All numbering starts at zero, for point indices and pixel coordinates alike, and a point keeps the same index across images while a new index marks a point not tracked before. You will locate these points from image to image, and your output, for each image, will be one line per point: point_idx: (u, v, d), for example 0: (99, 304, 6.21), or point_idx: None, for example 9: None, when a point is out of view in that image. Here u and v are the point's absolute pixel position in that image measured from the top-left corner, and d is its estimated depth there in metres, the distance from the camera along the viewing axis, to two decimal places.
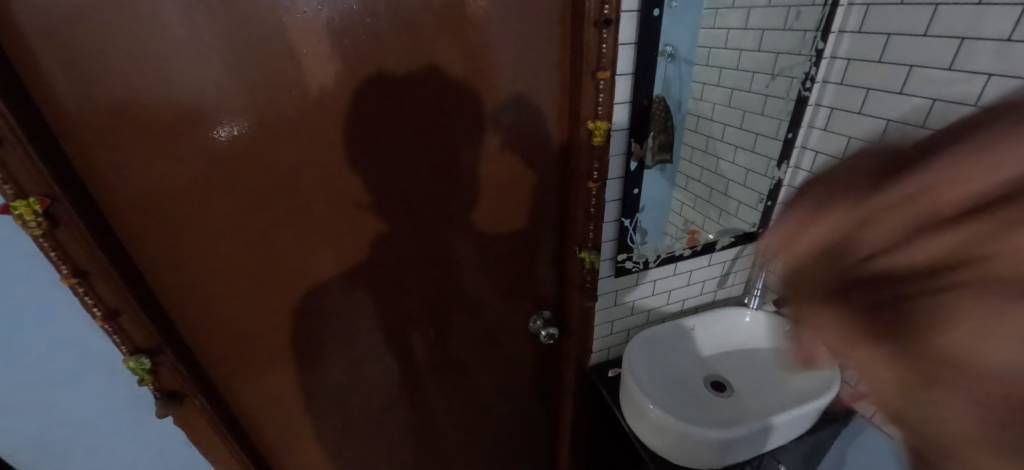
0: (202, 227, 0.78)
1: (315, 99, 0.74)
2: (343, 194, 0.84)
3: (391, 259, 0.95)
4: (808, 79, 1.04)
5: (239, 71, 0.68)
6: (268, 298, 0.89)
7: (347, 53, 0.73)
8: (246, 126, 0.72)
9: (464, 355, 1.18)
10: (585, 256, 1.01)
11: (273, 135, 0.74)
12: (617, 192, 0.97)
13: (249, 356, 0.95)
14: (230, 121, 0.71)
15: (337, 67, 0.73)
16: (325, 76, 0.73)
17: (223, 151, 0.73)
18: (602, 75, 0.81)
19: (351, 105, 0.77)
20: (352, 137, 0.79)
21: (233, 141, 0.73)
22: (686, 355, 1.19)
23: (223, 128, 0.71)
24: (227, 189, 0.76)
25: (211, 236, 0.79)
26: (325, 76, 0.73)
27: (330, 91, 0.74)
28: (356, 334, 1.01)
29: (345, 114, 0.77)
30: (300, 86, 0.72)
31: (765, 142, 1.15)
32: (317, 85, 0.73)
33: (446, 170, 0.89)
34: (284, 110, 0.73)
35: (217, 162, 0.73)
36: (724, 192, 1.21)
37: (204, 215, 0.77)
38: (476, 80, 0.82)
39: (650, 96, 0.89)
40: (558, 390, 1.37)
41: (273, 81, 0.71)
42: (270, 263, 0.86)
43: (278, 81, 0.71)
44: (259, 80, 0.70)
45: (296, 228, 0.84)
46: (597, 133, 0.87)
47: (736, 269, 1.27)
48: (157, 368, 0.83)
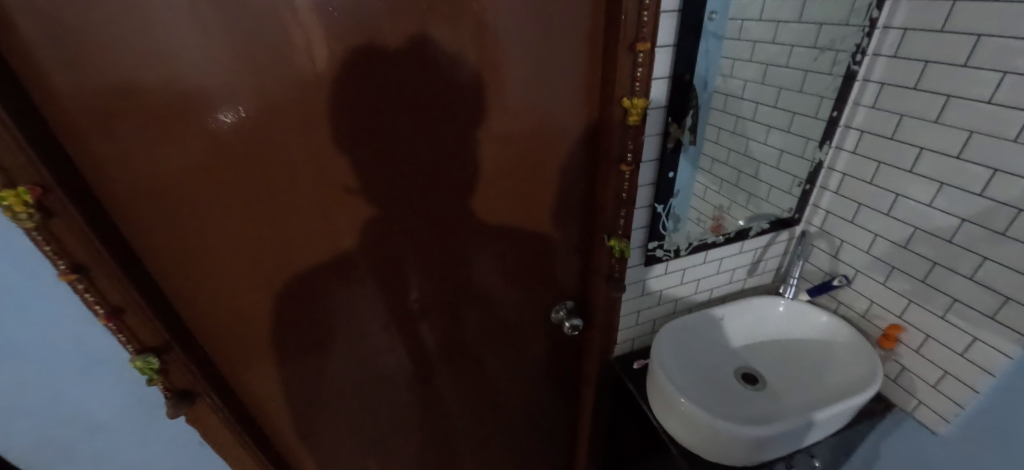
0: (211, 218, 0.73)
1: (329, 74, 0.68)
2: (359, 179, 0.78)
3: (409, 246, 0.90)
4: (859, 51, 0.95)
5: (244, 44, 0.61)
6: (281, 289, 0.85)
7: (362, 23, 0.65)
8: (245, 111, 0.66)
9: (483, 345, 1.13)
10: (615, 245, 0.95)
11: (282, 116, 0.68)
12: (651, 176, 0.90)
13: (262, 351, 0.91)
14: (234, 104, 0.65)
15: (350, 37, 0.66)
16: (338, 49, 0.66)
17: (229, 136, 0.67)
18: (642, 47, 0.73)
19: (367, 81, 0.70)
20: (367, 116, 0.73)
21: (241, 123, 0.66)
22: (715, 346, 1.14)
23: (226, 111, 0.65)
24: (234, 177, 0.70)
25: (219, 227, 0.74)
26: (338, 48, 0.66)
27: (343, 66, 0.68)
28: (372, 325, 0.97)
29: (359, 92, 0.70)
30: (310, 59, 0.65)
31: (802, 120, 1.10)
32: (329, 59, 0.66)
33: (467, 151, 0.83)
34: (293, 89, 0.67)
35: (219, 147, 0.67)
36: (753, 174, 1.18)
37: (211, 205, 0.71)
38: (500, 53, 0.75)
39: (690, 70, 0.82)
40: (577, 380, 1.33)
41: (281, 54, 0.64)
42: (283, 253, 0.81)
43: (286, 55, 0.64)
44: (266, 53, 0.63)
45: (309, 216, 0.78)
46: (634, 111, 0.78)
47: (768, 256, 1.20)
48: (167, 367, 0.78)
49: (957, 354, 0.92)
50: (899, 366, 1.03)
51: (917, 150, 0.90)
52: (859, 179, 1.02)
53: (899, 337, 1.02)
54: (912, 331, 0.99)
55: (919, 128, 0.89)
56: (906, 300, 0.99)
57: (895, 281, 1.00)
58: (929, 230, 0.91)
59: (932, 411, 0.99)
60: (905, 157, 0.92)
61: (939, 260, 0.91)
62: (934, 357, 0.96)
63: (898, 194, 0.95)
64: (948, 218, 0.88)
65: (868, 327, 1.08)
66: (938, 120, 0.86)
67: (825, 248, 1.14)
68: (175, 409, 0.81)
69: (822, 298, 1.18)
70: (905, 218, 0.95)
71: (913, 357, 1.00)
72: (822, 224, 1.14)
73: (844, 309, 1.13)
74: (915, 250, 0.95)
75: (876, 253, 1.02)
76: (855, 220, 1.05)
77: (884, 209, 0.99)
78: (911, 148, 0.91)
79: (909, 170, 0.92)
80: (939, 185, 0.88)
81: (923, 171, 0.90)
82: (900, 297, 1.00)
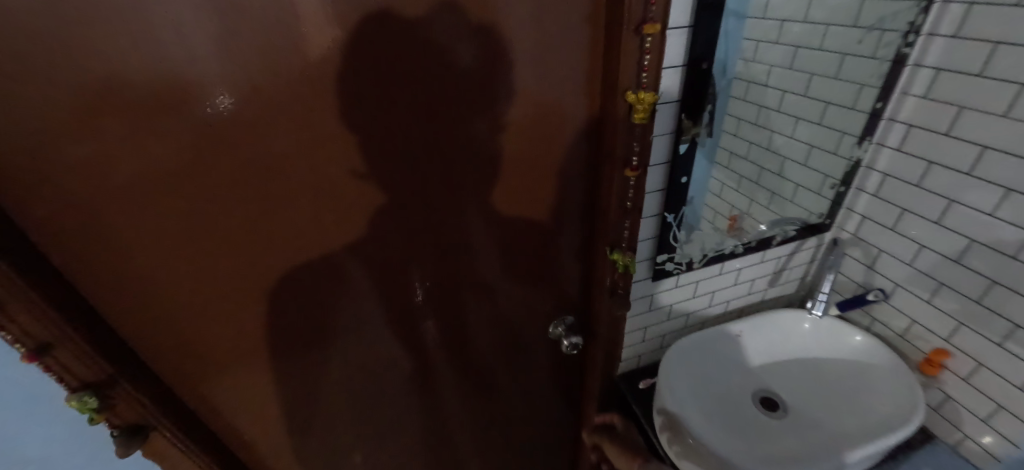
0: (160, 238, 0.62)
1: (269, 67, 0.54)
2: (318, 190, 0.66)
3: (385, 262, 0.79)
4: (913, 30, 0.80)
5: (156, 30, 0.48)
6: (236, 313, 0.74)
7: (305, 1, 0.52)
8: (234, 98, 0.55)
9: (476, 362, 1.04)
10: (617, 259, 0.82)
11: (236, 117, 0.56)
12: (660, 181, 0.77)
13: (226, 377, 0.81)
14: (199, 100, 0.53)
15: (288, 22, 0.53)
16: (273, 36, 0.53)
17: (182, 142, 0.55)
18: (651, 29, 0.59)
19: (319, 74, 0.57)
20: (318, 119, 0.60)
21: (188, 126, 0.55)
22: (732, 366, 1.02)
23: (194, 109, 0.54)
24: (192, 188, 0.59)
25: (177, 247, 0.63)
26: (278, 34, 0.53)
27: (279, 58, 0.54)
28: (346, 349, 0.87)
29: (306, 89, 0.58)
30: (243, 49, 0.52)
31: (839, 112, 0.96)
32: (268, 47, 0.53)
33: (444, 155, 0.71)
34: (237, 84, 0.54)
35: (199, 141, 0.56)
36: (777, 171, 1.06)
37: (165, 222, 0.61)
38: (480, 38, 0.62)
39: (709, 57, 0.68)
40: (579, 394, 1.23)
41: (205, 44, 0.51)
42: (237, 274, 0.70)
43: (207, 46, 0.51)
44: (188, 43, 0.50)
45: (262, 233, 0.67)
46: (640, 107, 0.65)
47: (793, 264, 1.07)
48: (112, 402, 0.69)
49: (1016, 387, 0.79)
50: (943, 395, 0.91)
51: (977, 149, 0.76)
52: (903, 180, 0.88)
53: (945, 362, 0.89)
54: (961, 358, 0.86)
55: (982, 124, 0.74)
56: (955, 322, 0.86)
57: (943, 299, 0.87)
58: (988, 244, 0.78)
59: (979, 448, 0.87)
60: (962, 157, 0.78)
61: (999, 279, 0.77)
62: (986, 388, 0.83)
63: (951, 200, 0.81)
64: (1014, 230, 0.74)
65: (909, 350, 0.96)
66: (1006, 114, 0.71)
67: (859, 257, 1.00)
68: (124, 449, 0.71)
69: (854, 314, 1.05)
70: (959, 229, 0.81)
71: (961, 386, 0.87)
72: (856, 231, 1.00)
73: (879, 326, 1.00)
74: (970, 265, 0.81)
75: (921, 266, 0.89)
76: (897, 227, 0.92)
77: (933, 217, 0.85)
78: (970, 146, 0.77)
79: (967, 172, 0.78)
80: (1004, 191, 0.73)
81: (985, 175, 0.76)
82: (948, 318, 0.87)
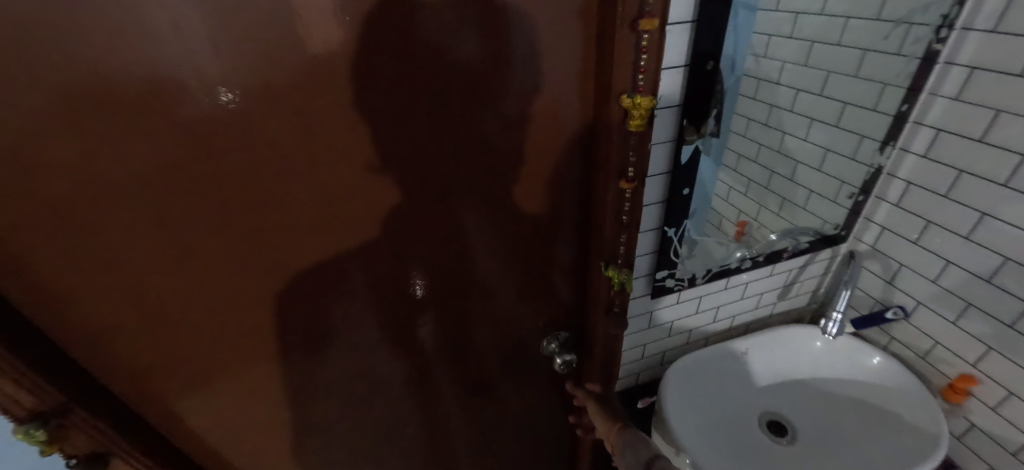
0: (131, 264, 0.55)
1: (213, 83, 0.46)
2: (280, 217, 0.58)
3: (361, 291, 0.71)
4: (946, 24, 0.72)
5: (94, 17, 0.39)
6: (188, 348, 0.66)
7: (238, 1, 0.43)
8: (236, 92, 0.48)
9: (467, 387, 0.97)
10: (612, 276, 0.76)
11: (223, 121, 0.49)
12: (660, 193, 0.71)
13: (193, 414, 0.74)
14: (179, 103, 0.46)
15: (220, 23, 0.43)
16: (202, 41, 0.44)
17: (161, 153, 0.48)
18: (647, 25, 0.52)
19: (269, 90, 0.48)
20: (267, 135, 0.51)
21: (169, 134, 0.47)
22: (737, 387, 0.96)
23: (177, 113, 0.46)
24: (175, 203, 0.52)
25: (153, 271, 0.56)
26: (215, 43, 0.44)
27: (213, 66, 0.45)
28: (318, 378, 0.79)
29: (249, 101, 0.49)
30: (177, 60, 0.44)
31: (859, 114, 0.89)
32: (206, 61, 0.45)
33: (419, 172, 0.61)
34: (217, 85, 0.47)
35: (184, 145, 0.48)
36: (788, 176, 0.99)
37: (145, 242, 0.53)
38: (459, 44, 0.53)
39: (715, 56, 0.60)
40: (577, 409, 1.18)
41: (128, 55, 0.42)
42: (196, 312, 0.62)
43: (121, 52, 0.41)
44: (112, 54, 0.41)
45: (220, 266, 0.59)
46: (636, 113, 0.58)
47: (805, 277, 1.00)
48: (68, 431, 0.61)
49: None
50: (967, 423, 0.84)
51: (1016, 158, 0.67)
52: (929, 190, 0.80)
53: (970, 389, 0.82)
54: (989, 385, 0.79)
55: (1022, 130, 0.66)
56: (985, 346, 0.78)
57: (971, 321, 0.79)
58: None
59: None
60: (998, 167, 0.69)
61: None
62: (1017, 420, 0.76)
63: (984, 213, 0.73)
64: None
65: (931, 373, 0.88)
66: None
67: (878, 271, 0.93)
68: None
69: (871, 331, 0.98)
70: (993, 245, 0.73)
71: (989, 417, 0.80)
72: (874, 242, 0.92)
73: (898, 346, 0.93)
74: (1003, 286, 0.73)
75: (947, 284, 0.81)
76: (921, 241, 0.84)
77: (963, 231, 0.77)
78: (1008, 155, 0.68)
79: (1003, 183, 0.70)
80: None
81: None
82: (977, 342, 0.79)
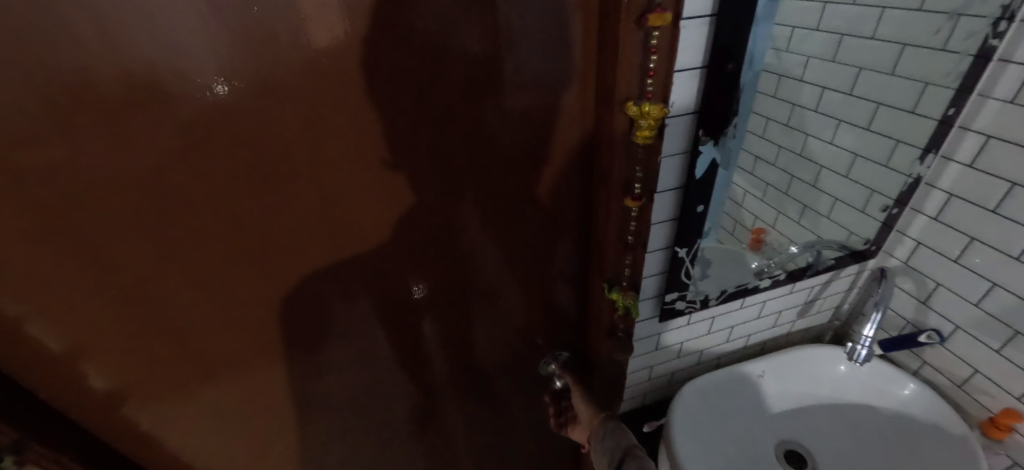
0: (84, 291, 0.49)
1: (149, 92, 0.40)
2: (241, 245, 0.52)
3: (340, 322, 0.64)
4: (1006, 17, 0.62)
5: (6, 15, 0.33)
6: (145, 388, 0.59)
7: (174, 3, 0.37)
8: (199, 95, 0.41)
9: (468, 422, 0.89)
10: (616, 299, 0.68)
11: (182, 127, 0.42)
12: (670, 210, 0.63)
13: (167, 457, 0.69)
14: (132, 106, 0.40)
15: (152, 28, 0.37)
16: (131, 50, 0.37)
17: (110, 163, 0.42)
18: (657, 21, 0.44)
19: (215, 103, 0.42)
20: (215, 154, 0.45)
21: (120, 143, 0.41)
22: (752, 414, 0.88)
23: (130, 117, 0.40)
24: (132, 221, 0.46)
25: (112, 298, 0.50)
26: (142, 46, 0.38)
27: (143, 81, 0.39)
28: (296, 412, 0.72)
29: (191, 118, 0.42)
30: (105, 68, 0.37)
31: (894, 116, 0.80)
32: (137, 69, 0.38)
33: (397, 190, 0.55)
34: (170, 86, 0.40)
35: (146, 157, 0.43)
36: (812, 182, 0.91)
37: (103, 264, 0.48)
38: (433, 46, 0.46)
39: (737, 57, 0.52)
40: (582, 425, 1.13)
41: (51, 69, 0.36)
42: (156, 350, 0.56)
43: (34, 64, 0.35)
44: (23, 61, 0.35)
45: (176, 299, 0.53)
46: (644, 122, 0.50)
47: (828, 294, 0.92)
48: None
49: None
50: (1010, 461, 0.76)
51: None
52: (974, 203, 0.71)
53: (1015, 425, 0.74)
54: None
55: None
56: None
57: (1018, 351, 0.71)
58: None
59: None
60: None
61: None
62: None
63: None
64: None
65: (968, 403, 0.81)
66: None
67: (911, 290, 0.84)
68: None
69: (901, 355, 0.90)
70: None
71: None
72: (907, 258, 0.84)
73: (931, 371, 0.85)
74: None
75: (991, 308, 0.73)
76: (962, 259, 0.75)
77: (1013, 251, 0.68)
78: None
79: None
80: None
81: None
82: None
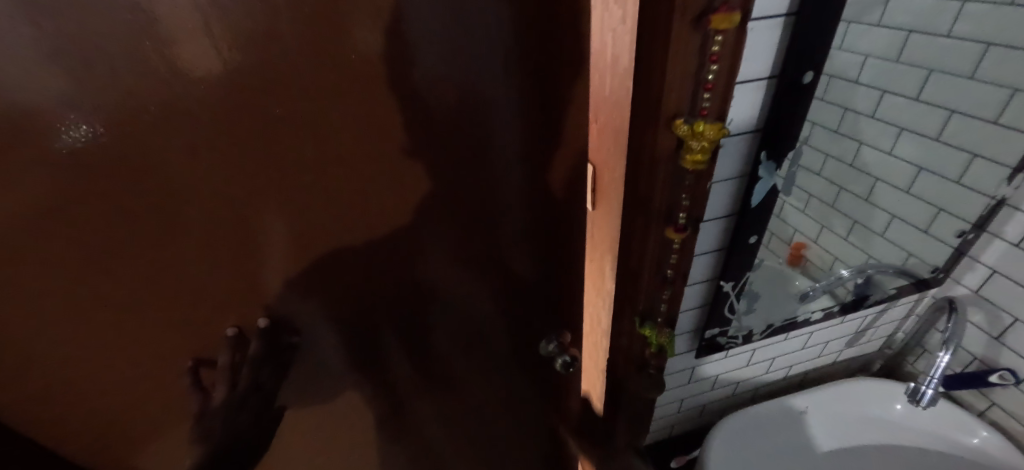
0: (56, 346, 0.42)
1: (79, 97, 0.32)
2: (207, 286, 0.45)
3: (331, 363, 0.57)
4: None
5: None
6: (133, 443, 0.52)
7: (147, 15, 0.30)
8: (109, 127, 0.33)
9: (459, 458, 0.82)
10: (649, 336, 0.60)
11: (126, 139, 0.34)
12: (717, 239, 0.56)
13: None
14: (50, 119, 0.32)
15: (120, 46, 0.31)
16: (97, 71, 0.31)
17: (36, 183, 0.34)
18: (723, 23, 0.35)
19: (134, 132, 0.34)
20: (145, 193, 0.37)
21: (47, 160, 0.33)
22: (794, 453, 0.81)
23: (48, 133, 0.32)
24: (76, 252, 0.38)
25: (65, 347, 0.42)
26: (79, 44, 0.30)
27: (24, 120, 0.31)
28: (304, 454, 0.66)
29: (75, 163, 0.34)
30: (31, 69, 0.30)
31: (969, 126, 0.71)
32: (72, 96, 0.31)
33: (408, 212, 0.49)
34: (113, 93, 0.32)
35: (75, 196, 0.35)
36: (864, 196, 0.81)
37: (47, 306, 0.40)
38: (439, 50, 0.40)
39: (816, 66, 0.43)
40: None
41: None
42: (117, 404, 0.48)
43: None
44: None
45: (140, 343, 0.45)
46: (696, 145, 0.42)
47: (881, 323, 0.84)
48: None
49: None
50: None
51: None
52: None
53: None
54: None
55: None
56: None
57: None
58: None
59: None
60: None
61: None
62: None
63: None
64: None
65: None
66: None
67: (982, 324, 0.75)
68: None
69: (965, 394, 0.80)
70: None
71: None
72: (979, 288, 0.74)
73: (1000, 414, 0.76)
74: None
75: None
76: None
77: None
78: None
79: None
80: None
81: None
82: None
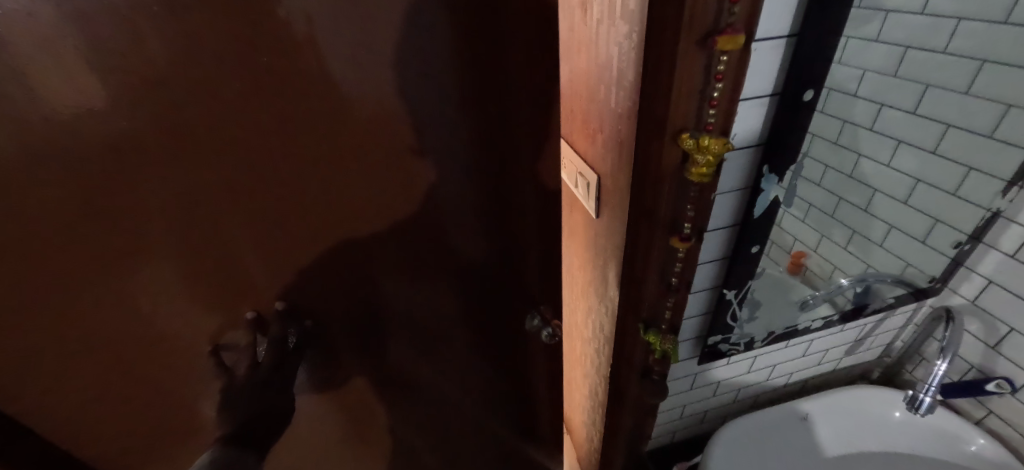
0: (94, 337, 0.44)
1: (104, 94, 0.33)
2: (236, 277, 0.47)
3: (347, 354, 0.60)
4: None
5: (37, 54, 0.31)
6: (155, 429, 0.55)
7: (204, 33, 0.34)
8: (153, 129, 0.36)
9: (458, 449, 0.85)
10: (653, 343, 0.60)
11: (168, 135, 0.37)
12: (720, 249, 0.57)
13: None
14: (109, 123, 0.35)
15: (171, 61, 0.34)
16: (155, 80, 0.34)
17: (66, 178, 0.36)
18: (730, 44, 0.37)
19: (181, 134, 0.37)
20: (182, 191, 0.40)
21: (95, 154, 0.36)
22: (795, 459, 0.82)
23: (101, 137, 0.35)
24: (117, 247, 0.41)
25: (102, 339, 0.45)
26: (135, 54, 0.33)
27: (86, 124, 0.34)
28: (319, 437, 0.69)
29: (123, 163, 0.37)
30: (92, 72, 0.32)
31: (965, 140, 0.73)
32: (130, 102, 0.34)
33: (422, 216, 0.52)
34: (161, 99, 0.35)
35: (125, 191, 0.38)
36: (863, 207, 0.82)
37: (86, 298, 0.42)
38: (452, 61, 0.42)
39: (815, 84, 0.45)
40: (582, 445, 1.09)
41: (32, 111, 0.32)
42: (127, 392, 0.50)
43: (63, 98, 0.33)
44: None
45: (152, 335, 0.47)
46: (702, 158, 0.43)
47: (880, 331, 0.87)
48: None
49: None
50: None
51: None
52: None
53: None
54: None
55: None
56: None
57: None
58: None
59: None
60: None
61: None
62: None
63: None
64: None
65: None
66: None
67: (979, 333, 0.76)
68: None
69: (962, 402, 0.82)
70: None
71: None
72: (975, 298, 0.76)
73: (997, 422, 0.77)
74: None
75: None
76: None
77: None
78: None
79: None
80: None
81: None
82: None
